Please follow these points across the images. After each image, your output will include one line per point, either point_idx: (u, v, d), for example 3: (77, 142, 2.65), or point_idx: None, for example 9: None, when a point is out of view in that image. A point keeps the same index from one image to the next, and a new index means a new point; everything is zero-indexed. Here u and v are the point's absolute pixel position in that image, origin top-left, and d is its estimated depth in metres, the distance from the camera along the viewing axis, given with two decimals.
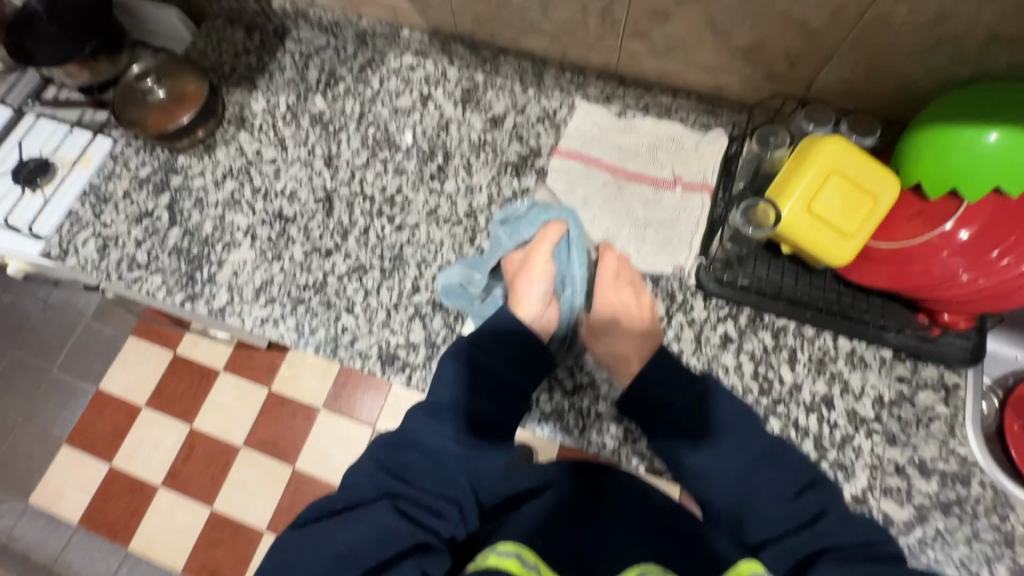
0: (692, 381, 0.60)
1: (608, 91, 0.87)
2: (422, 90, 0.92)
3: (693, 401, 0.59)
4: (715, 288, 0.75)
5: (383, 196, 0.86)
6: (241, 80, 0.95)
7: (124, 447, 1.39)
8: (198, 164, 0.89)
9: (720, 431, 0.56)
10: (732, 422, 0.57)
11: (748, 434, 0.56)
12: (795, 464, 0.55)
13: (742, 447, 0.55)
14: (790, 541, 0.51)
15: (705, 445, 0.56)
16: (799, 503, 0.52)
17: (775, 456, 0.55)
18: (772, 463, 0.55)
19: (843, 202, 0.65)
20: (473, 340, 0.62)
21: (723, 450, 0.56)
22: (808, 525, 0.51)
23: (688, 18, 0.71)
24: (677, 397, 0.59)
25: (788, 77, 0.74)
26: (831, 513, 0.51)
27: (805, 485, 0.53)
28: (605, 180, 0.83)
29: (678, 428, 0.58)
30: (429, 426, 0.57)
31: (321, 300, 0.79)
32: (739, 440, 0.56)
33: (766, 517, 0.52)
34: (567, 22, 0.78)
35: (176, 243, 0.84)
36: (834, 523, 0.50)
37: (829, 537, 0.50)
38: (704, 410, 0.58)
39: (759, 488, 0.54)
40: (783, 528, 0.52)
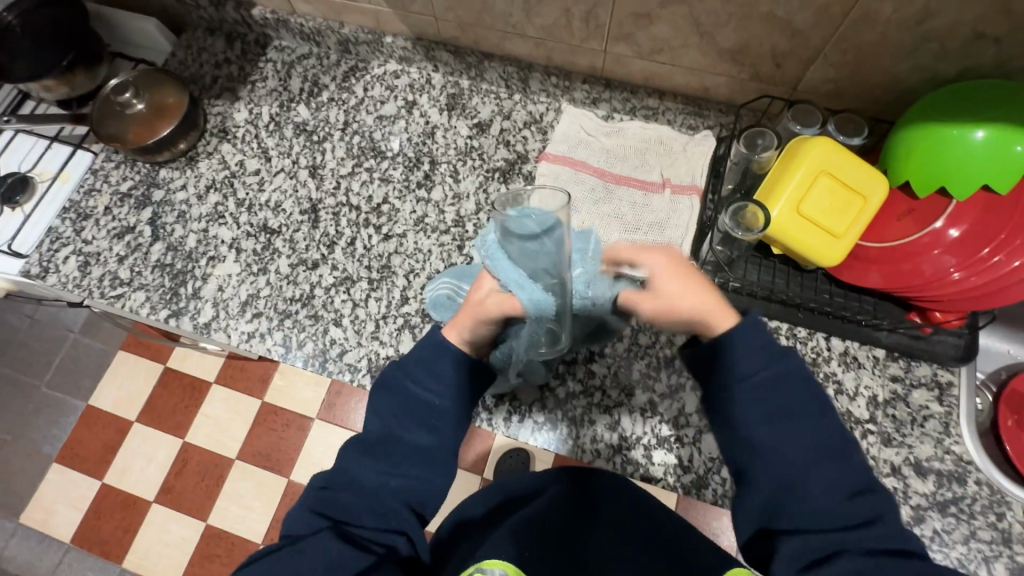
0: (780, 349, 0.50)
1: (595, 94, 0.86)
2: (406, 97, 0.92)
3: (775, 374, 0.49)
4: None
5: (370, 206, 0.84)
6: (222, 90, 0.94)
7: (115, 463, 1.37)
8: (180, 177, 0.88)
9: (792, 408, 0.49)
10: (809, 407, 0.49)
11: (825, 423, 0.48)
12: (863, 464, 0.48)
13: (817, 432, 0.48)
14: (833, 537, 0.44)
15: (778, 421, 0.48)
16: (852, 503, 0.45)
17: (848, 451, 0.48)
18: (836, 457, 0.47)
19: (831, 203, 0.64)
20: (413, 369, 0.59)
21: (790, 430, 0.48)
22: (858, 527, 0.44)
23: (672, 20, 0.70)
24: (766, 368, 0.50)
25: (774, 77, 0.74)
26: (884, 522, 0.44)
27: (864, 488, 0.46)
28: (594, 184, 0.83)
29: (750, 402, 0.49)
30: (364, 463, 0.55)
31: (308, 314, 0.78)
32: (810, 425, 0.48)
33: (812, 506, 0.46)
34: (551, 26, 0.77)
35: (159, 258, 0.83)
36: (884, 530, 0.44)
37: (868, 539, 0.43)
38: (785, 385, 0.49)
39: (819, 476, 0.46)
40: (831, 523, 0.45)
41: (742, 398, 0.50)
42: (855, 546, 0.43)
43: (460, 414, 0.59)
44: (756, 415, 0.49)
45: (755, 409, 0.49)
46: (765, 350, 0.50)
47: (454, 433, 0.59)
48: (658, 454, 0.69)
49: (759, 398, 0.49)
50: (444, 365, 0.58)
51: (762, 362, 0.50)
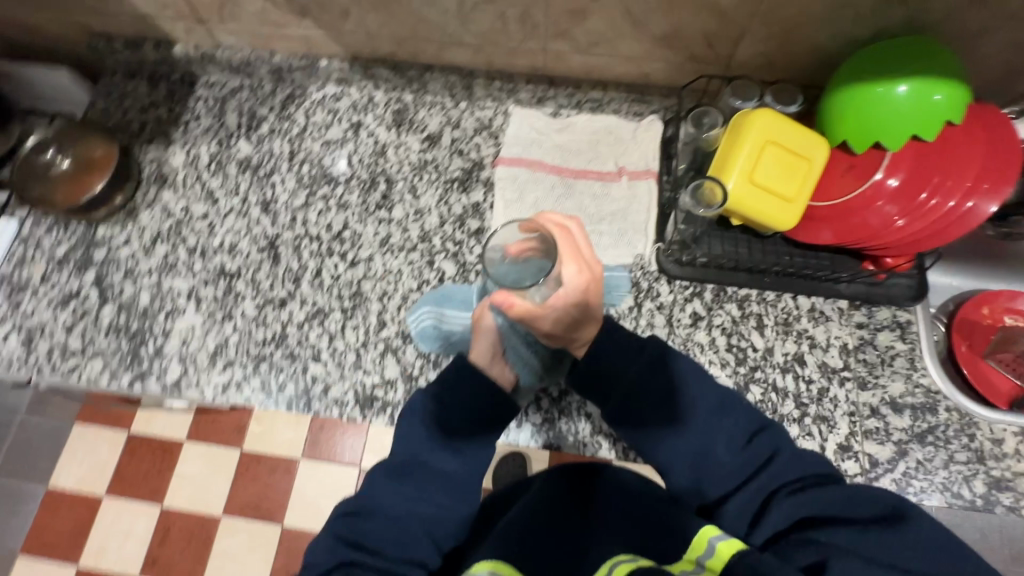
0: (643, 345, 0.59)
1: (540, 93, 0.86)
2: (351, 119, 0.90)
3: (648, 364, 0.58)
4: (677, 271, 0.77)
5: (330, 234, 0.82)
6: (153, 136, 0.89)
7: (91, 543, 1.28)
8: (121, 233, 0.83)
9: (678, 390, 0.56)
10: (688, 381, 0.56)
11: (702, 390, 0.56)
12: (744, 410, 0.55)
13: (700, 401, 0.55)
14: (753, 487, 0.51)
15: (665, 405, 0.56)
16: (751, 449, 0.53)
17: (728, 405, 0.55)
18: (725, 414, 0.55)
19: (779, 170, 0.67)
20: (439, 396, 0.60)
21: (680, 410, 0.55)
22: (766, 468, 0.51)
23: (606, 12, 0.71)
24: (636, 365, 0.58)
25: (709, 57, 0.77)
26: (782, 454, 0.52)
27: (755, 431, 0.54)
28: (553, 181, 0.84)
29: (641, 397, 0.56)
30: (390, 489, 0.56)
31: (284, 353, 0.75)
32: (693, 397, 0.55)
33: (724, 469, 0.52)
34: (488, 31, 0.78)
35: (112, 321, 0.78)
36: (784, 461, 0.52)
37: (778, 477, 0.51)
38: (655, 372, 0.57)
39: (717, 440, 0.53)
40: (744, 476, 0.52)
41: (631, 399, 0.57)
42: (773, 487, 0.51)
43: (486, 441, 0.60)
44: (650, 408, 0.56)
45: (650, 404, 0.56)
46: (630, 352, 0.59)
47: (478, 462, 0.59)
48: None
49: (647, 393, 0.56)
50: (473, 387, 0.60)
51: (636, 359, 0.58)
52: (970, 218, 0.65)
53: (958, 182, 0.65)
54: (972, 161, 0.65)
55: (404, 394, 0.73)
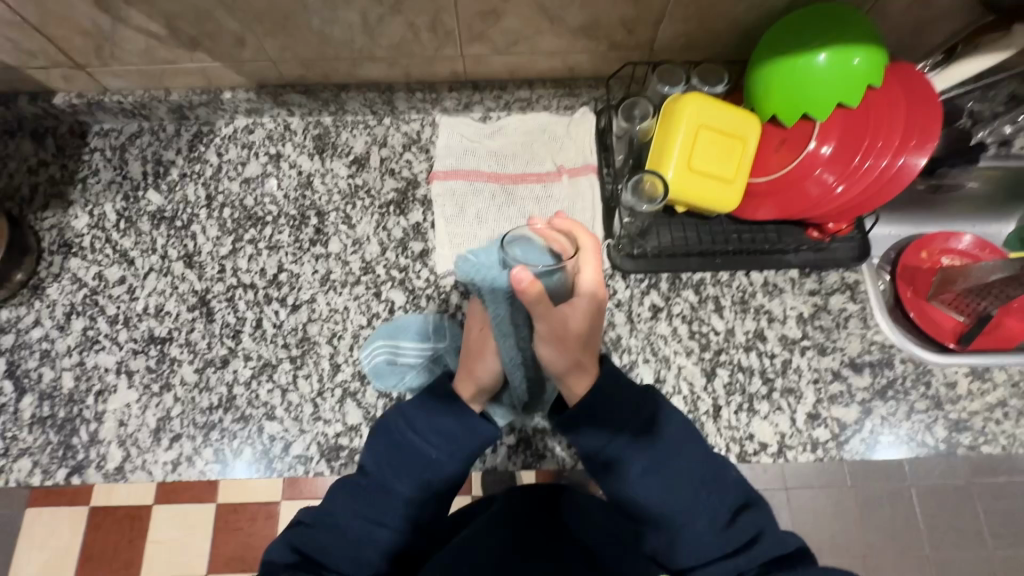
0: (644, 397, 0.54)
1: (465, 99, 0.82)
2: (269, 151, 0.84)
3: (636, 428, 0.52)
4: (630, 265, 0.76)
5: (265, 280, 0.76)
6: (48, 199, 0.81)
7: None
8: (29, 312, 0.75)
9: (672, 445, 0.52)
10: (677, 446, 0.51)
11: (692, 457, 0.51)
12: (732, 483, 0.51)
13: (690, 468, 0.50)
14: (729, 563, 0.46)
15: (654, 466, 0.51)
16: (732, 528, 0.48)
17: (717, 476, 0.50)
18: (712, 487, 0.50)
19: (716, 153, 0.67)
20: (413, 415, 0.56)
21: (667, 473, 0.50)
22: (746, 545, 0.47)
23: (518, 11, 0.68)
24: (623, 425, 0.53)
25: (630, 43, 0.74)
26: (766, 536, 0.47)
27: (738, 508, 0.49)
28: (492, 189, 0.81)
29: (626, 455, 0.52)
30: (351, 507, 0.52)
31: (234, 417, 0.70)
32: (681, 461, 0.51)
33: (700, 542, 0.47)
34: (399, 43, 0.73)
35: (34, 413, 0.70)
36: (767, 542, 0.47)
37: (758, 557, 0.46)
38: (643, 434, 0.52)
39: (700, 512, 0.48)
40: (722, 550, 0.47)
41: (616, 456, 0.52)
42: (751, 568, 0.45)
43: (457, 468, 0.56)
44: (638, 464, 0.51)
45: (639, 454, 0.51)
46: (620, 407, 0.54)
47: (446, 490, 0.56)
48: None
49: (636, 448, 0.52)
50: (448, 417, 0.56)
51: (622, 419, 0.53)
52: (903, 175, 0.65)
53: (887, 142, 0.66)
54: (897, 119, 0.66)
55: None
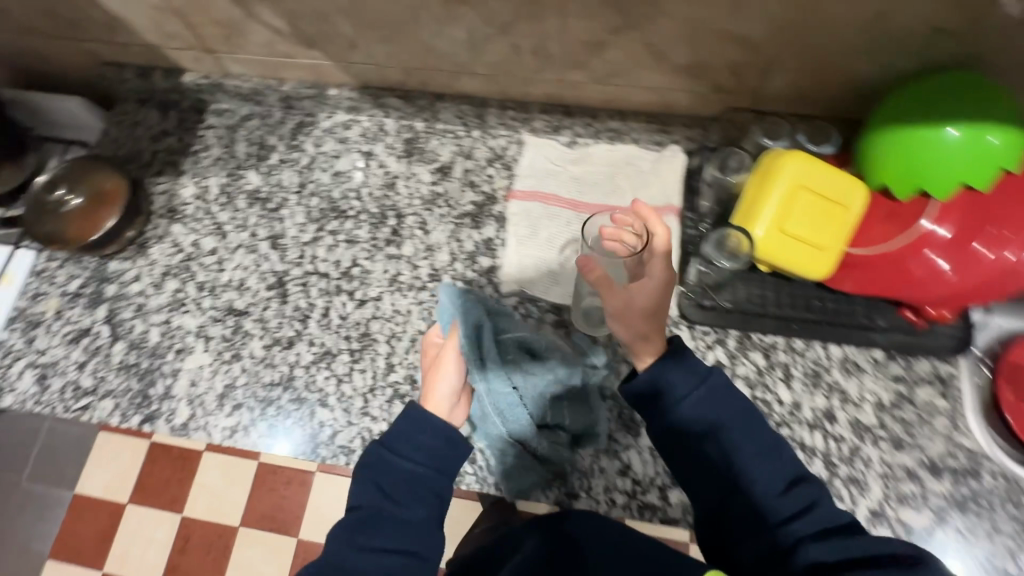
0: (706, 372, 0.59)
1: (555, 122, 0.82)
2: (361, 148, 0.87)
3: (711, 390, 0.58)
4: (698, 316, 0.73)
5: (339, 271, 0.80)
6: (163, 166, 0.88)
7: (113, 551, 1.32)
8: (132, 268, 0.82)
9: (727, 417, 0.57)
10: (742, 418, 0.57)
11: (755, 430, 0.57)
12: (789, 456, 0.56)
13: (753, 437, 0.56)
14: (792, 525, 0.51)
15: (725, 431, 0.57)
16: (788, 495, 0.53)
17: (774, 446, 0.56)
18: (770, 454, 0.56)
19: (812, 217, 0.63)
20: (394, 446, 0.61)
21: (741, 434, 0.56)
22: (807, 511, 0.51)
23: (625, 45, 0.67)
24: (697, 391, 0.58)
25: (736, 88, 0.71)
26: (821, 506, 0.52)
27: (794, 480, 0.54)
28: (568, 217, 0.80)
29: (704, 417, 0.57)
30: (359, 545, 0.57)
31: (291, 397, 0.74)
32: (748, 431, 0.57)
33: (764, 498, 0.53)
34: (501, 62, 0.74)
35: (122, 359, 0.77)
36: (824, 508, 0.52)
37: (816, 522, 0.50)
38: (716, 401, 0.58)
39: (761, 473, 0.54)
40: (785, 514, 0.52)
41: (692, 417, 0.57)
42: (812, 530, 0.50)
43: (444, 472, 0.62)
44: (710, 425, 0.57)
45: (715, 423, 0.57)
46: (696, 375, 0.59)
47: (439, 498, 0.62)
48: (676, 494, 0.67)
49: (709, 404, 0.58)
50: (418, 437, 0.62)
51: (699, 382, 0.58)
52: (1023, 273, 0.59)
53: (1017, 231, 0.59)
54: None
55: None
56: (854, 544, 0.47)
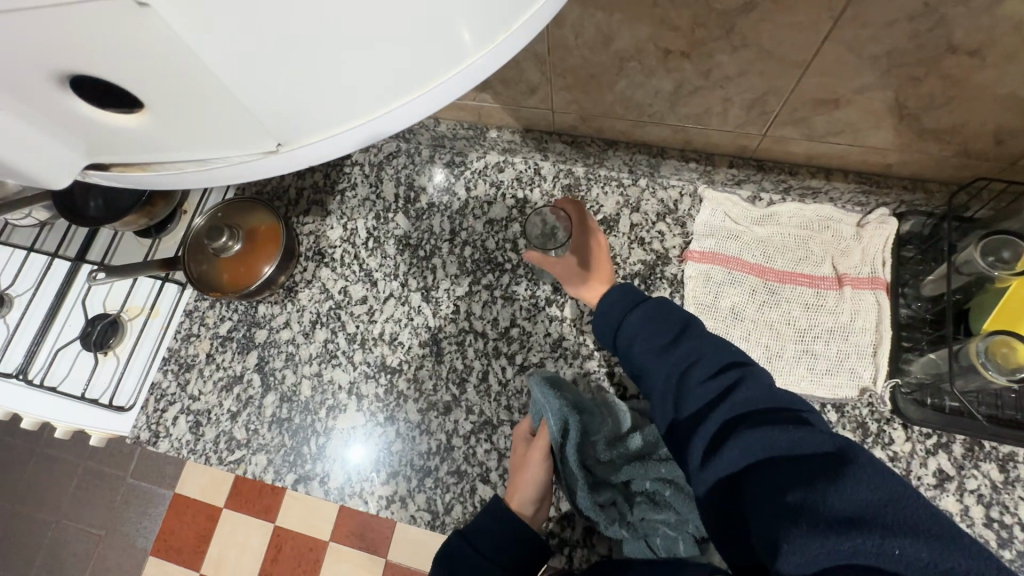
0: (640, 297, 0.57)
1: (741, 177, 0.74)
2: (515, 194, 0.81)
3: (643, 308, 0.56)
4: (918, 416, 0.64)
5: (497, 331, 0.75)
6: (310, 205, 0.85)
7: (210, 551, 1.18)
8: (281, 312, 0.80)
9: (661, 325, 0.54)
10: (680, 329, 0.53)
11: (699, 346, 0.51)
12: (723, 348, 0.50)
13: (703, 348, 0.50)
14: (714, 416, 0.45)
15: (657, 348, 0.53)
16: (716, 381, 0.47)
17: (700, 343, 0.51)
18: (689, 356, 0.50)
19: None
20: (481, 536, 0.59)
21: (665, 349, 0.52)
22: (722, 398, 0.46)
23: (867, 104, 0.58)
24: (628, 312, 0.56)
25: (988, 154, 0.61)
26: (749, 386, 0.45)
27: (726, 369, 0.48)
28: (754, 285, 0.72)
29: (633, 340, 0.55)
30: None
31: (451, 469, 0.69)
32: (686, 345, 0.51)
33: (689, 401, 0.48)
34: (700, 113, 0.65)
35: (275, 412, 0.75)
36: (748, 390, 0.45)
37: (735, 411, 0.44)
38: (648, 320, 0.55)
39: (687, 380, 0.49)
40: (704, 404, 0.47)
41: (629, 343, 0.55)
42: (732, 415, 0.44)
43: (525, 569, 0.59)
44: (643, 343, 0.54)
45: (637, 345, 0.54)
46: (625, 299, 0.57)
47: None
48: None
49: (633, 322, 0.55)
50: (506, 532, 0.59)
51: (626, 301, 0.57)
52: None
53: None
54: None
55: (583, 533, 0.67)
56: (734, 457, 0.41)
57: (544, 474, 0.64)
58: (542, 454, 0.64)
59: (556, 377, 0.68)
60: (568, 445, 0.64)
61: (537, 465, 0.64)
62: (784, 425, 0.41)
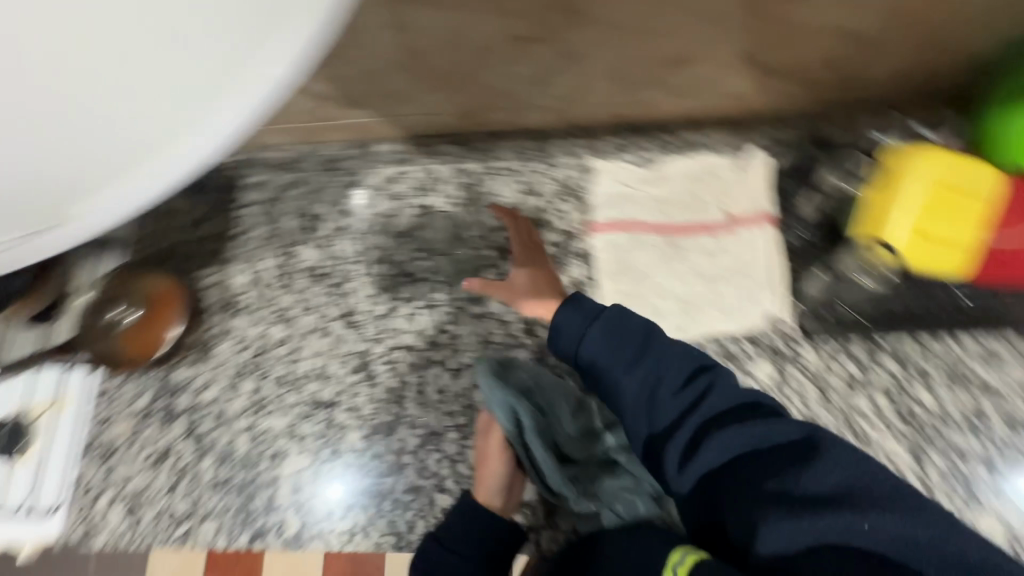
0: (601, 308, 0.53)
1: (624, 142, 0.78)
2: (418, 202, 0.80)
3: (608, 318, 0.52)
4: (817, 329, 0.69)
5: (425, 340, 0.74)
6: (208, 255, 0.81)
7: None
8: (200, 372, 0.76)
9: (625, 339, 0.51)
10: (643, 337, 0.51)
11: (664, 352, 0.50)
12: (684, 351, 0.51)
13: (671, 358, 0.50)
14: (688, 423, 0.47)
15: (628, 362, 0.50)
16: (686, 391, 0.48)
17: (664, 351, 0.50)
18: (654, 366, 0.50)
19: (948, 213, 0.59)
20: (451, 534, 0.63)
21: (634, 362, 0.50)
22: (695, 408, 0.47)
23: (715, 56, 0.61)
24: (593, 328, 0.52)
25: (830, 81, 0.66)
26: (720, 391, 0.48)
27: (691, 374, 0.49)
28: (657, 243, 0.75)
29: (602, 358, 0.51)
30: None
31: (406, 487, 0.69)
32: (656, 356, 0.50)
33: (662, 413, 0.48)
34: (570, 91, 0.68)
35: (214, 476, 0.72)
36: (718, 398, 0.48)
37: (707, 418, 0.46)
38: (614, 331, 0.52)
39: (658, 393, 0.49)
40: (677, 414, 0.48)
41: (596, 360, 0.51)
42: (705, 420, 0.46)
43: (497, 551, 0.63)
44: (618, 362, 0.50)
45: (609, 363, 0.51)
46: (585, 312, 0.53)
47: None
48: None
49: (596, 337, 0.52)
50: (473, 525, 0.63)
51: (592, 316, 0.52)
52: None
53: None
54: None
55: (546, 515, 0.69)
56: (712, 451, 0.45)
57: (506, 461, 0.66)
58: (500, 441, 0.67)
59: (507, 361, 0.70)
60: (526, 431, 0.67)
61: (498, 454, 0.66)
62: (750, 421, 0.45)
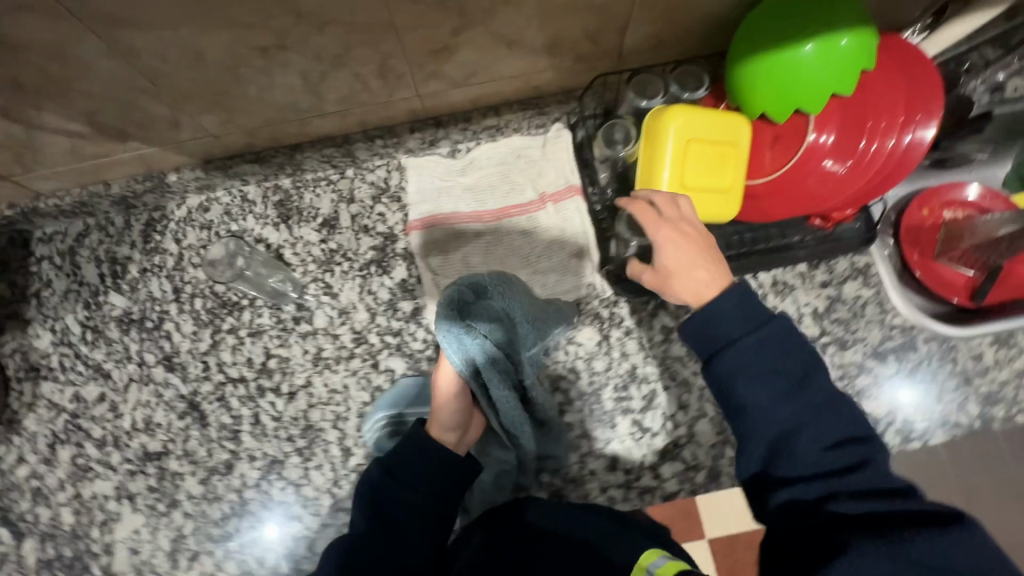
0: (765, 317, 0.46)
1: (429, 137, 0.76)
2: (230, 228, 0.77)
3: (771, 329, 0.46)
4: (624, 290, 0.71)
5: (255, 369, 0.72)
6: (4, 321, 0.74)
7: None
8: (11, 449, 0.70)
9: (777, 364, 0.45)
10: (794, 350, 0.45)
11: (803, 363, 0.45)
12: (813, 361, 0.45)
13: (805, 368, 0.45)
14: (818, 483, 0.43)
15: (771, 381, 0.45)
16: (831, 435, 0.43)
17: (810, 370, 0.45)
18: (797, 383, 0.45)
19: (704, 164, 0.62)
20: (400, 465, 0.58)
21: (768, 373, 0.45)
22: (840, 467, 0.42)
23: (474, 44, 0.62)
24: (740, 326, 0.46)
25: (597, 54, 0.68)
26: (869, 448, 0.43)
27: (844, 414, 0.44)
28: (476, 231, 0.76)
29: (747, 371, 0.45)
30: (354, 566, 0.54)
31: (252, 522, 0.67)
32: (801, 364, 0.45)
33: (796, 451, 0.43)
34: (349, 94, 0.66)
35: (42, 556, 0.67)
36: (854, 454, 0.43)
37: (847, 461, 0.43)
38: (780, 344, 0.45)
39: (804, 416, 0.44)
40: (802, 467, 0.43)
41: (745, 368, 0.45)
42: (827, 479, 0.42)
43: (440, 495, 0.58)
44: (778, 385, 0.44)
45: (781, 377, 0.45)
46: (740, 312, 0.47)
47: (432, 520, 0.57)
48: (667, 469, 0.69)
49: (752, 341, 0.46)
50: (420, 462, 0.58)
51: (753, 324, 0.46)
52: (911, 153, 0.61)
53: (892, 120, 0.61)
54: (899, 99, 0.61)
55: None
56: (768, 390, 0.45)
57: (458, 396, 0.60)
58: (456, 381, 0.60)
59: (497, 276, 0.56)
60: (491, 376, 0.56)
61: (450, 392, 0.60)
62: (881, 493, 0.41)
